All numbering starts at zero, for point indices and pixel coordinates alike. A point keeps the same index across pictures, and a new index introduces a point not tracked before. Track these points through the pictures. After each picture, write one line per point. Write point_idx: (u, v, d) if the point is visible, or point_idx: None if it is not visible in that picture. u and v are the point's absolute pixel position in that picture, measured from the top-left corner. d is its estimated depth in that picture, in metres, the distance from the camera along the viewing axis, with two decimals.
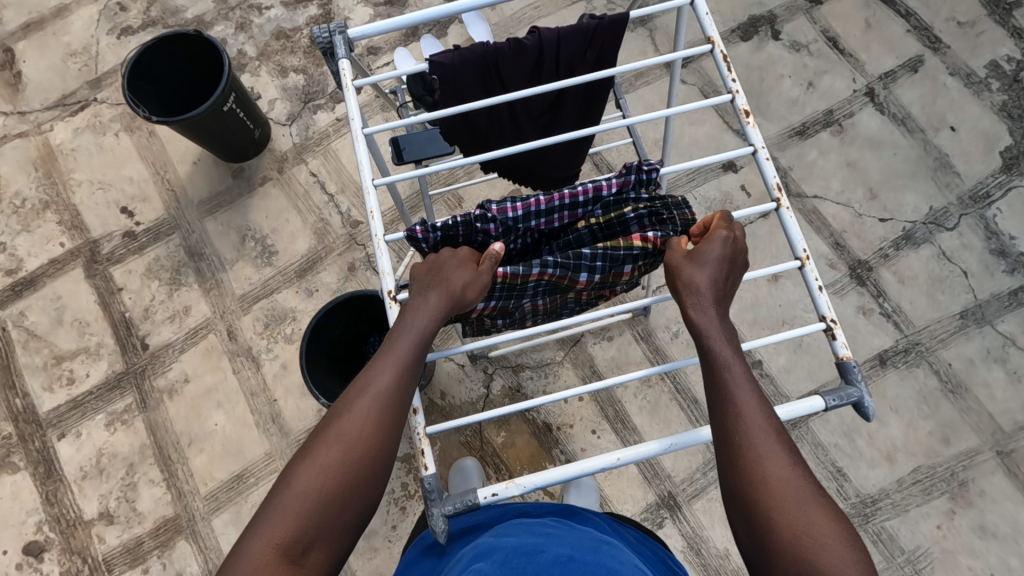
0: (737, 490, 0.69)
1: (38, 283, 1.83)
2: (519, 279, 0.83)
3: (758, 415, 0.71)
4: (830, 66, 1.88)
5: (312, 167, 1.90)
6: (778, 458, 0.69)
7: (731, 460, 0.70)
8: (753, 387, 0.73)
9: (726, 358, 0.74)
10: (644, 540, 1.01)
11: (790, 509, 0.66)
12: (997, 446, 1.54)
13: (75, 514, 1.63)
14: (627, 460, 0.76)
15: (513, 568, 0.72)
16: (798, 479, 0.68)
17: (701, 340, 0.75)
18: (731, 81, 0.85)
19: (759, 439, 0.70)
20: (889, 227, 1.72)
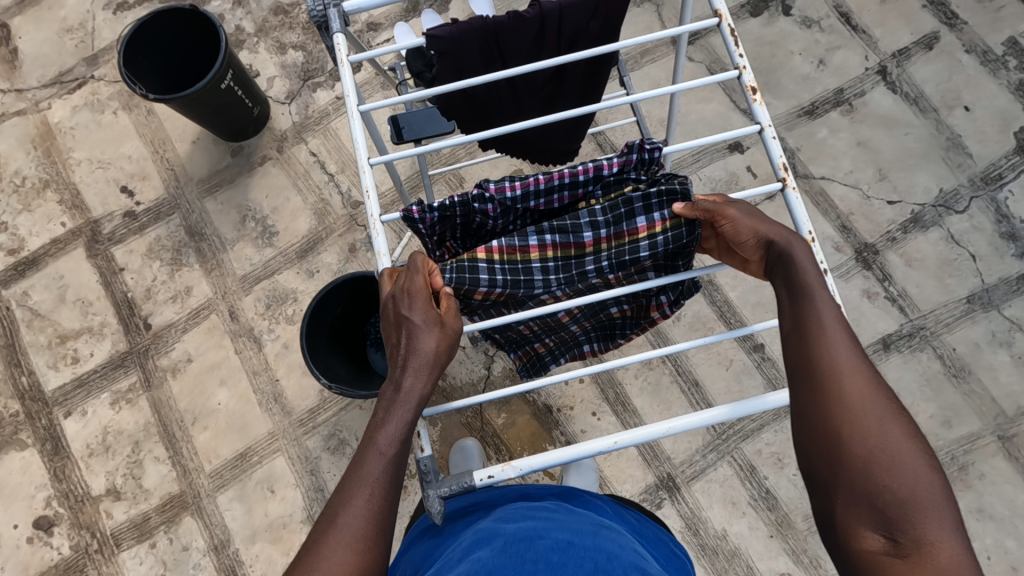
0: (809, 397, 0.67)
1: (40, 263, 1.83)
2: (518, 253, 0.83)
3: (841, 329, 0.69)
4: (842, 43, 1.82)
5: (312, 146, 1.88)
6: (860, 376, 0.66)
7: (807, 373, 0.68)
8: (835, 304, 0.71)
9: (812, 285, 0.71)
10: (645, 522, 1.02)
11: (865, 420, 0.64)
12: (999, 430, 1.54)
13: (83, 490, 1.66)
14: (625, 444, 0.75)
15: (513, 555, 0.73)
16: (879, 396, 0.65)
17: (786, 256, 0.73)
18: (738, 56, 0.82)
19: (838, 353, 0.67)
20: (897, 210, 1.69)
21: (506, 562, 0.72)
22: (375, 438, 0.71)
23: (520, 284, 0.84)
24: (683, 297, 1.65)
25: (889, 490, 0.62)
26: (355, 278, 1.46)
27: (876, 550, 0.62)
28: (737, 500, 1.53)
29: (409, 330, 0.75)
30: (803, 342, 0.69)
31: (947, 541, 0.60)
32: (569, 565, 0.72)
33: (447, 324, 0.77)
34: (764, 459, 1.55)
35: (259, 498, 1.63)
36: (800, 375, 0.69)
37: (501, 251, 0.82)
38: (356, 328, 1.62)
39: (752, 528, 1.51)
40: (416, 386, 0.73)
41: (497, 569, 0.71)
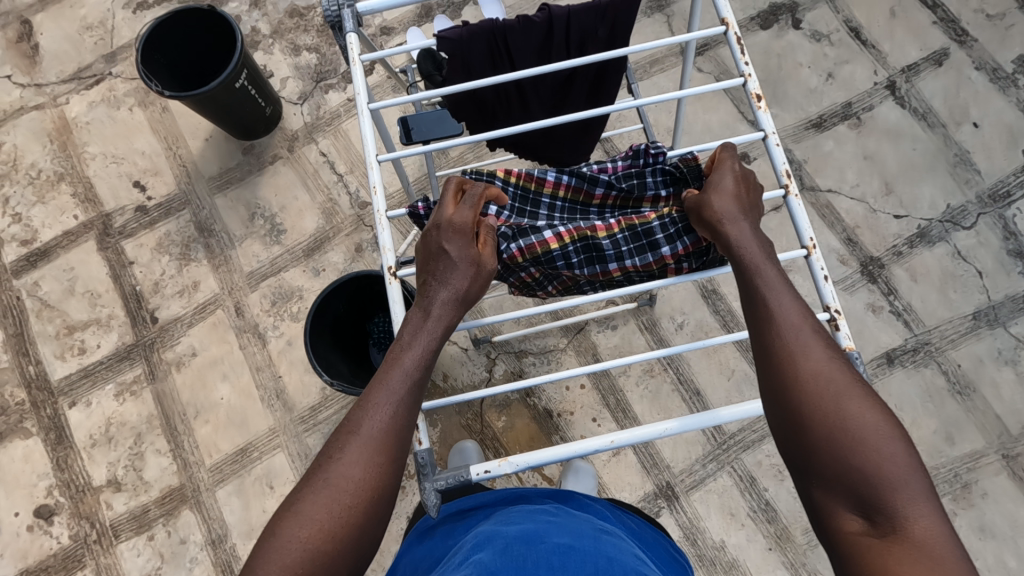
0: (771, 385, 0.68)
1: (52, 254, 1.86)
2: (533, 182, 0.87)
3: (794, 311, 0.69)
4: (851, 57, 1.83)
5: (322, 146, 1.90)
6: (818, 359, 0.67)
7: (764, 358, 0.69)
8: (788, 285, 0.71)
9: (759, 262, 0.72)
10: (645, 526, 1.01)
11: (826, 401, 0.65)
12: (1003, 448, 1.52)
13: (84, 480, 1.67)
14: (622, 443, 0.76)
15: (514, 556, 0.73)
16: (836, 373, 0.66)
17: (726, 238, 0.73)
18: (744, 63, 0.83)
19: (794, 334, 0.68)
20: (904, 224, 1.69)
21: (508, 563, 0.72)
22: (397, 361, 0.72)
23: (527, 211, 0.87)
24: (686, 305, 1.65)
25: (863, 469, 0.62)
26: (358, 277, 1.46)
27: (856, 532, 0.62)
28: (736, 511, 1.52)
29: (445, 262, 0.75)
30: (758, 329, 0.70)
31: (926, 517, 0.60)
32: (570, 569, 0.71)
33: (485, 263, 0.77)
34: (764, 471, 1.54)
35: (257, 494, 1.64)
36: (759, 366, 0.70)
37: (519, 178, 0.87)
38: (360, 325, 1.63)
39: (750, 540, 1.50)
40: (442, 316, 0.74)
41: (498, 570, 0.71)
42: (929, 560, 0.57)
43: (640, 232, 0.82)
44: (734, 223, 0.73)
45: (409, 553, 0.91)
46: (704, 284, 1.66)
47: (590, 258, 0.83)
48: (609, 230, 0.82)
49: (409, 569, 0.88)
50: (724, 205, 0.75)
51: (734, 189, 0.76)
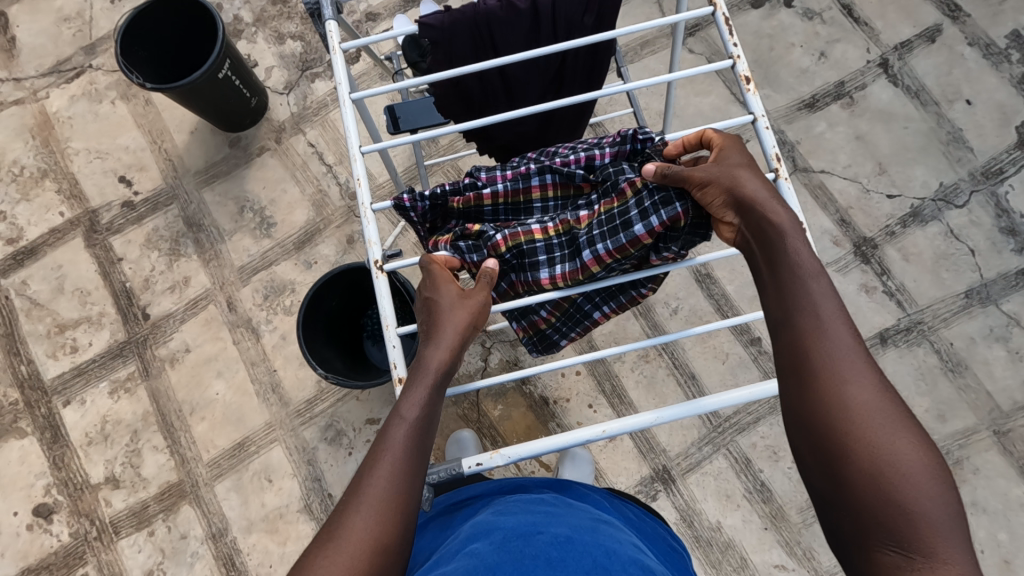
0: (807, 399, 0.64)
1: (39, 252, 1.83)
2: (521, 195, 0.86)
3: (842, 328, 0.66)
4: (844, 35, 1.81)
5: (310, 137, 1.87)
6: (862, 380, 0.63)
7: (803, 370, 0.65)
8: (837, 301, 0.68)
9: (811, 271, 0.69)
10: (644, 518, 1.02)
11: (867, 423, 0.61)
12: (994, 425, 1.54)
13: (82, 478, 1.67)
14: (613, 433, 0.75)
15: (511, 549, 0.72)
16: (879, 396, 0.63)
17: (780, 242, 0.70)
18: (732, 45, 0.81)
19: (839, 351, 0.65)
20: (896, 204, 1.69)
21: (506, 554, 0.71)
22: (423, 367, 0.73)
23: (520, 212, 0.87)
24: (680, 290, 1.65)
25: (899, 501, 0.59)
26: (349, 270, 1.45)
27: (884, 563, 0.59)
28: (732, 493, 1.54)
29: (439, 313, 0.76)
30: (803, 341, 0.66)
31: (957, 560, 0.57)
32: (568, 560, 0.70)
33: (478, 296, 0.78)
34: (759, 452, 1.56)
35: (256, 488, 1.64)
36: (796, 377, 0.66)
37: (504, 195, 0.86)
38: (353, 320, 1.62)
39: (746, 521, 1.52)
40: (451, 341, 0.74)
41: (495, 563, 0.70)
42: None
43: (614, 215, 0.80)
44: (785, 229, 0.70)
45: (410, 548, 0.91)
46: (698, 268, 1.66)
47: (572, 250, 0.82)
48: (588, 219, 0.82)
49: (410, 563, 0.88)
50: (776, 213, 0.71)
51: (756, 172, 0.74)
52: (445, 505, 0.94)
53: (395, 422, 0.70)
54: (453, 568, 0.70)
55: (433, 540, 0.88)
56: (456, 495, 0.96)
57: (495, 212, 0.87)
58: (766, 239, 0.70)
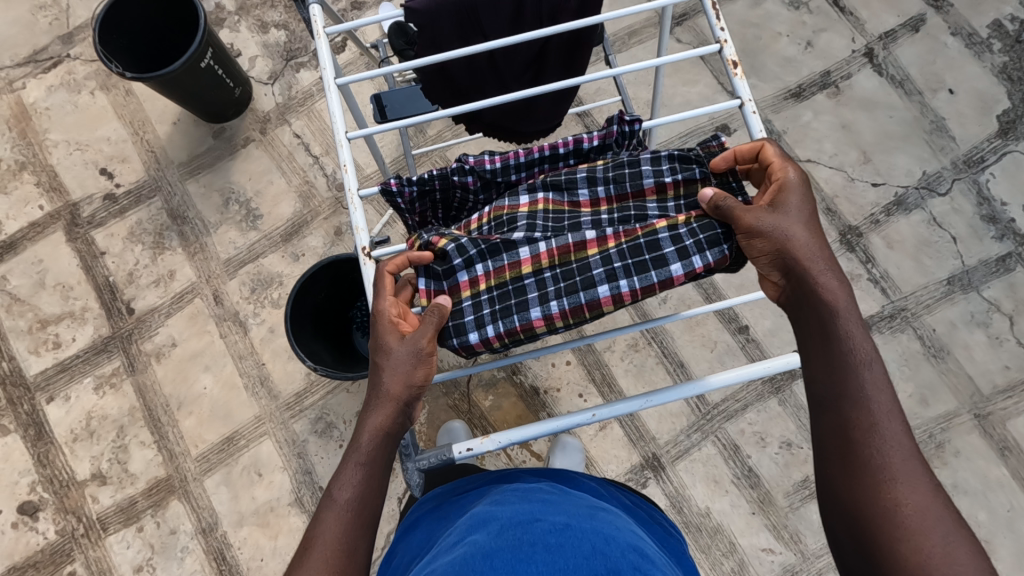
0: (858, 488, 0.65)
1: (18, 247, 1.79)
2: (566, 207, 0.80)
3: (894, 423, 0.67)
4: (829, 25, 1.82)
5: (295, 128, 1.85)
6: (917, 478, 0.64)
7: (849, 454, 0.66)
8: (891, 397, 0.68)
9: (864, 358, 0.68)
10: (640, 504, 1.02)
11: (913, 516, 0.62)
12: (975, 408, 1.57)
13: (67, 475, 1.65)
14: (603, 417, 0.76)
15: (508, 537, 0.72)
16: (928, 491, 0.64)
17: (835, 328, 0.69)
18: (719, 29, 0.81)
19: (892, 440, 0.66)
20: (881, 192, 1.71)
21: (504, 542, 0.71)
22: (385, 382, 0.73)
23: (566, 229, 0.79)
24: None
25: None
26: (337, 261, 1.44)
27: None
28: (720, 478, 1.56)
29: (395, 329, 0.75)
30: (850, 429, 0.67)
31: None
32: (567, 545, 0.70)
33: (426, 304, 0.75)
34: (747, 439, 1.58)
35: (246, 482, 1.63)
36: (848, 466, 0.66)
37: (546, 202, 0.80)
38: (341, 312, 1.61)
39: (734, 506, 1.54)
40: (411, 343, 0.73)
41: (493, 550, 0.70)
42: None
43: (638, 244, 0.75)
44: (843, 315, 0.69)
45: (408, 540, 0.90)
46: None
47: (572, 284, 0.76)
48: (602, 245, 0.76)
49: (408, 555, 0.87)
50: (828, 282, 0.70)
51: (822, 242, 0.71)
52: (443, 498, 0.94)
53: (328, 504, 0.70)
54: (451, 560, 0.70)
55: (429, 533, 0.88)
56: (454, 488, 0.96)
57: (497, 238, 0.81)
58: (814, 309, 0.70)
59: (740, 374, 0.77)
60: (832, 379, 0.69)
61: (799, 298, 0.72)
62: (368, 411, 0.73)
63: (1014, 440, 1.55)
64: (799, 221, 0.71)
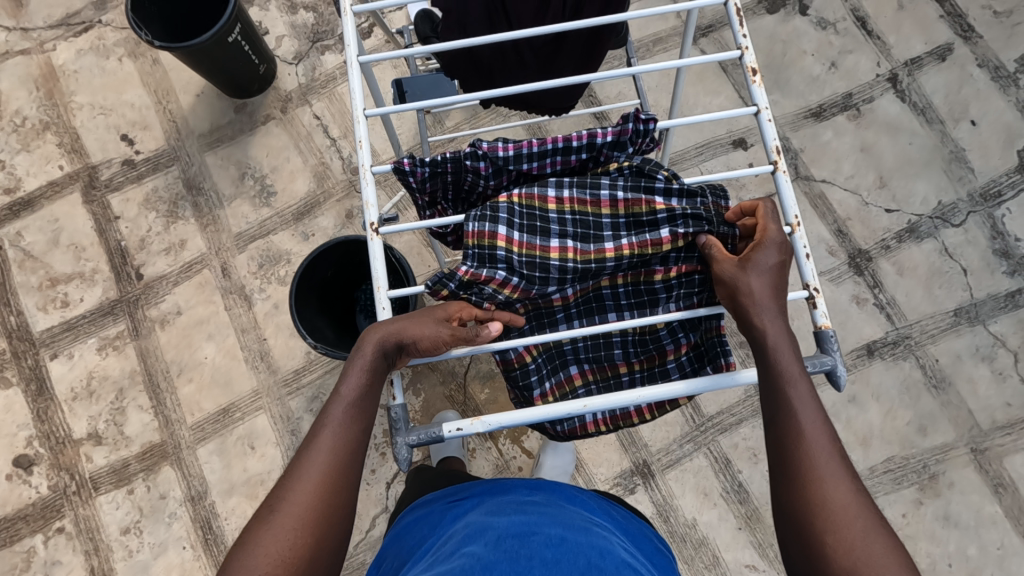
0: (790, 495, 0.67)
1: (36, 204, 1.82)
2: (592, 255, 0.81)
3: (822, 430, 0.69)
4: (855, 47, 1.82)
5: (316, 109, 1.86)
6: (840, 477, 0.67)
7: (785, 467, 0.68)
8: (817, 404, 0.69)
9: (793, 373, 0.70)
10: (632, 519, 1.01)
11: (841, 512, 0.65)
12: (972, 442, 1.56)
13: (64, 432, 1.67)
14: (595, 409, 0.76)
15: (506, 549, 0.73)
16: (852, 488, 0.67)
17: (764, 344, 0.71)
18: (742, 35, 0.81)
19: (819, 447, 0.68)
20: (894, 218, 1.70)
21: (500, 554, 0.72)
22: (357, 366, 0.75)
23: (590, 236, 0.81)
24: None
25: None
26: (346, 242, 1.45)
27: None
28: (709, 490, 1.55)
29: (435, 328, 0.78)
30: (784, 442, 0.69)
31: None
32: (564, 561, 0.71)
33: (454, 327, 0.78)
34: (740, 453, 1.57)
35: (239, 453, 1.65)
36: (783, 476, 0.69)
37: (574, 250, 0.81)
38: (346, 293, 1.62)
39: (721, 519, 1.54)
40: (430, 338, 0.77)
41: (490, 562, 0.71)
42: None
43: (642, 291, 0.88)
44: (770, 334, 0.71)
45: (401, 545, 0.91)
46: None
47: (588, 310, 0.91)
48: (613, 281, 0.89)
49: (400, 558, 0.89)
50: (763, 301, 0.71)
51: (776, 277, 0.72)
52: (438, 504, 0.95)
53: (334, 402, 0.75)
54: (447, 568, 0.70)
55: (421, 542, 0.88)
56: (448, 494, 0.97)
57: (513, 264, 0.79)
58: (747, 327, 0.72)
59: (710, 384, 0.76)
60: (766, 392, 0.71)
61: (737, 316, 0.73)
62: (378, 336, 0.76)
63: (1010, 477, 1.53)
64: (763, 258, 0.72)
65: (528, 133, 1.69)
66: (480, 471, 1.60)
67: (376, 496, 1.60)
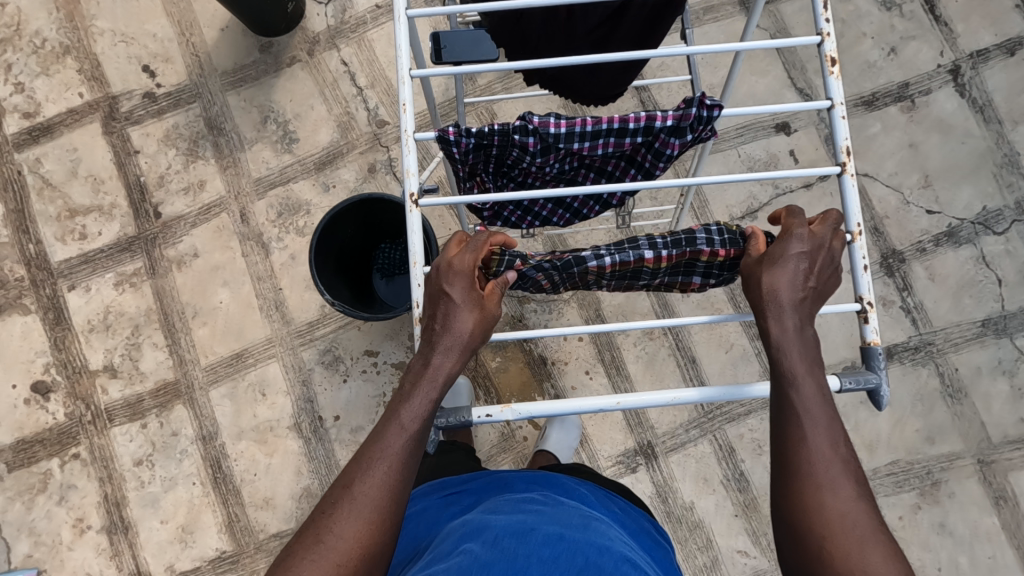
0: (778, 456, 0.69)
1: (55, 131, 1.79)
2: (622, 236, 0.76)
3: (791, 309, 0.68)
4: (919, 33, 1.70)
5: (344, 54, 1.79)
6: (794, 353, 0.69)
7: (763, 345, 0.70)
8: (803, 339, 0.69)
9: (768, 263, 0.70)
10: (630, 511, 0.99)
11: (817, 476, 0.66)
12: (980, 454, 1.55)
13: (81, 363, 1.70)
14: (627, 406, 0.75)
15: (504, 548, 0.68)
16: (842, 474, 0.67)
17: (767, 315, 0.69)
18: (824, 21, 0.73)
19: (785, 331, 0.69)
20: (934, 220, 1.63)
21: (498, 553, 0.67)
22: (446, 331, 0.70)
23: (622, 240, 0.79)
24: None
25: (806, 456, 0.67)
26: (368, 199, 1.42)
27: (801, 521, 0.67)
28: (710, 477, 1.57)
29: (445, 305, 0.71)
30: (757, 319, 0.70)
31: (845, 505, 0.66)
32: (561, 560, 0.67)
33: (488, 307, 0.72)
34: (744, 444, 1.58)
35: (250, 399, 1.67)
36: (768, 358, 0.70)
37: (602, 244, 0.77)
38: (365, 252, 1.60)
39: (718, 505, 1.56)
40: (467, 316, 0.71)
41: (489, 562, 0.66)
42: (845, 542, 0.64)
43: (681, 266, 0.76)
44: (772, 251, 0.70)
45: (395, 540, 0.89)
46: None
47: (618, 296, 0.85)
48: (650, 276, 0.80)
49: (398, 558, 0.87)
50: (780, 294, 0.68)
51: (801, 273, 0.69)
52: (433, 500, 0.93)
53: (395, 430, 0.70)
54: (444, 568, 0.67)
55: (422, 534, 0.87)
56: (444, 488, 0.96)
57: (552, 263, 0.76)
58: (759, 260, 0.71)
59: (723, 392, 0.75)
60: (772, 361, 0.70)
61: (749, 282, 0.71)
62: (443, 351, 0.70)
63: (1012, 492, 1.53)
64: (784, 255, 0.69)
65: (563, 101, 1.62)
66: (486, 437, 1.63)
67: None
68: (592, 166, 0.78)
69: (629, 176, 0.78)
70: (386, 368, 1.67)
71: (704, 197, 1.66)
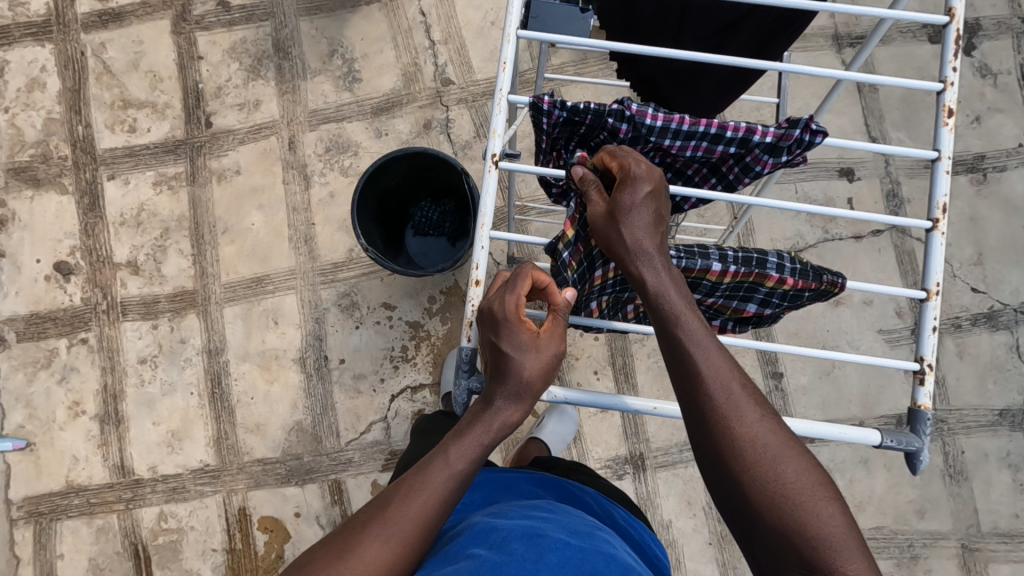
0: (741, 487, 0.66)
1: (125, 20, 1.78)
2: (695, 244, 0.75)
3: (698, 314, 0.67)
4: (1009, 107, 1.64)
5: (424, 5, 1.76)
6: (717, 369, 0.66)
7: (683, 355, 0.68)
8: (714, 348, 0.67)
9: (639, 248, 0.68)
10: (635, 524, 0.97)
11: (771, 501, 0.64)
12: (965, 538, 1.54)
13: (105, 253, 1.71)
14: (662, 413, 0.75)
15: (510, 551, 0.68)
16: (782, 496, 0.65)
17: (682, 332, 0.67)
18: (951, 69, 0.70)
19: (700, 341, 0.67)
20: (977, 299, 1.60)
21: (505, 557, 0.67)
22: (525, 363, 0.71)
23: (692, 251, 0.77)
24: None
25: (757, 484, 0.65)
26: (419, 154, 1.39)
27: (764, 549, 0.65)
28: (693, 500, 1.57)
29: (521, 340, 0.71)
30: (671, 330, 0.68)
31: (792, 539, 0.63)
32: (568, 566, 0.67)
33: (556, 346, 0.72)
34: None
35: (261, 324, 1.68)
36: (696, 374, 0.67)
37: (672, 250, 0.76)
38: (404, 204, 1.59)
39: (695, 529, 1.56)
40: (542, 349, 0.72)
41: (497, 564, 0.66)
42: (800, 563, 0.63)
43: (743, 287, 0.75)
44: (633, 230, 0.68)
45: None
46: None
47: None
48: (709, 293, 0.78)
49: None
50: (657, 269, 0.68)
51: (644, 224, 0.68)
52: None
53: (458, 441, 0.73)
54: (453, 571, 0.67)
55: None
56: None
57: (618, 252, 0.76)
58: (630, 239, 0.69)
59: None
60: (687, 395, 0.68)
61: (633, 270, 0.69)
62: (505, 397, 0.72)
63: None
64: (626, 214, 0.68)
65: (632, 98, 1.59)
66: None
67: (379, 404, 1.64)
68: (672, 167, 0.76)
69: (708, 184, 0.76)
70: (399, 323, 1.67)
71: (751, 225, 1.63)
